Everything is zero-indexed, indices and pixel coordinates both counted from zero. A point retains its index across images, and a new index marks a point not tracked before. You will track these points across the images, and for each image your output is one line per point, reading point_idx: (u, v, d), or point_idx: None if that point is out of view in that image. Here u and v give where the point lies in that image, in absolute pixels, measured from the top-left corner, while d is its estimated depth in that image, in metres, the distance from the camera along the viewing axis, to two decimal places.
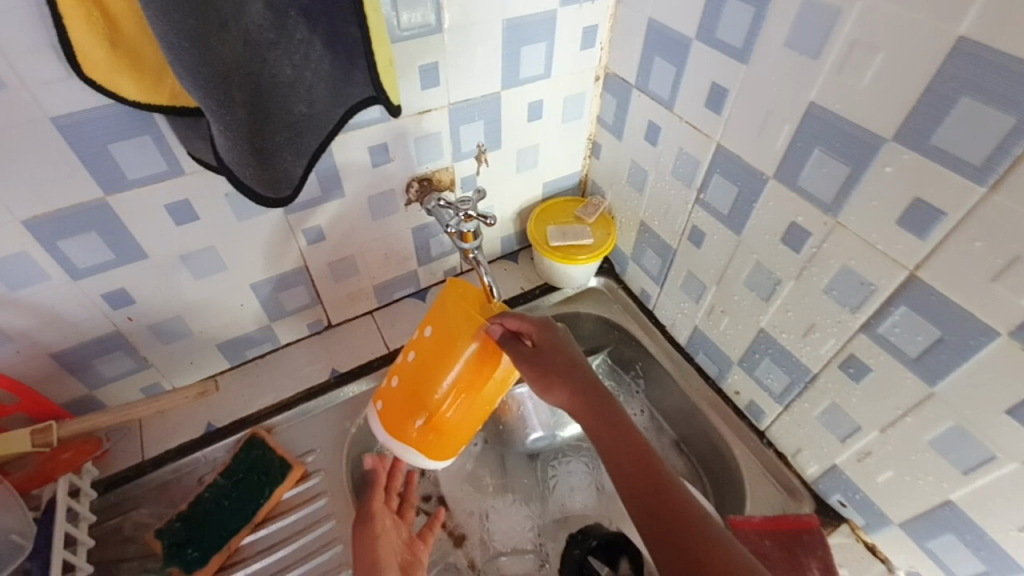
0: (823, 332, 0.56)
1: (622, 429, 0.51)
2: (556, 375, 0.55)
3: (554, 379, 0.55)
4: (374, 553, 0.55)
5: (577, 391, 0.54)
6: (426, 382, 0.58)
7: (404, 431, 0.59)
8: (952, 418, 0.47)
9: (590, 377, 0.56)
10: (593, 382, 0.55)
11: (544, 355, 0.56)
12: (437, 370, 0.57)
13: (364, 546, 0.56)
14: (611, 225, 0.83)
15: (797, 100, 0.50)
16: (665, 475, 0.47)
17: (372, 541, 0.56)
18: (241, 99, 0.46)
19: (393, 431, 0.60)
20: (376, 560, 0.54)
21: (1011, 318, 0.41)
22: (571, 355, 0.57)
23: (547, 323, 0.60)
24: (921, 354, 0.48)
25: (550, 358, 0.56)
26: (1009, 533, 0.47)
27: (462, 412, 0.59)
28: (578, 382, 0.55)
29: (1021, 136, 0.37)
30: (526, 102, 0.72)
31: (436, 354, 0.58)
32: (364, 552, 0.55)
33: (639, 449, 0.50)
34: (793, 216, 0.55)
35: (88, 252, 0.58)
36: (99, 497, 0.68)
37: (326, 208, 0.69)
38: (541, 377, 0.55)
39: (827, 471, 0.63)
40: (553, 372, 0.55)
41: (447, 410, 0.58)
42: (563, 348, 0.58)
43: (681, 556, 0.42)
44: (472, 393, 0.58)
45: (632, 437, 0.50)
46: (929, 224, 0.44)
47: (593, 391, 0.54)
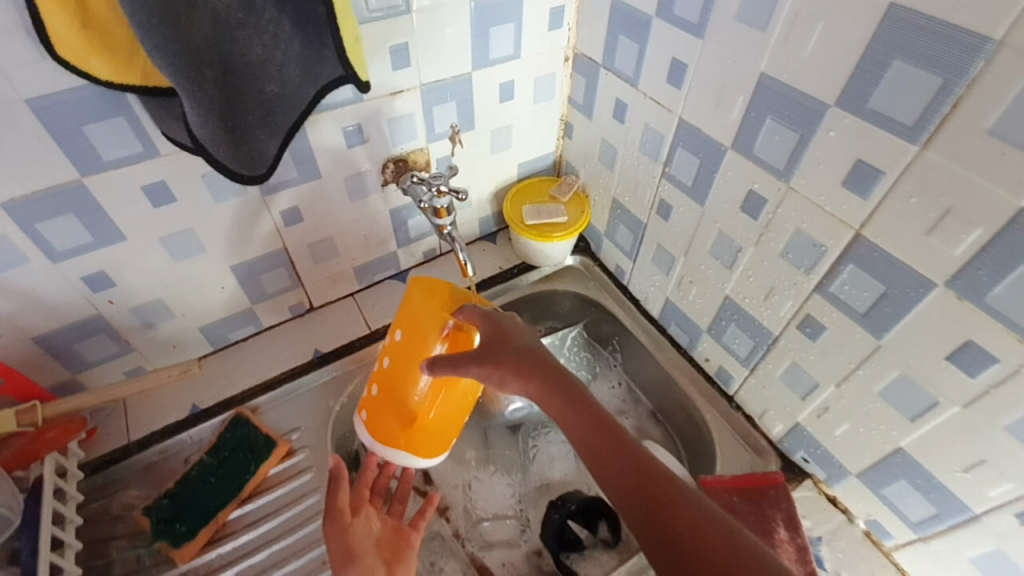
0: (782, 295, 0.59)
1: (585, 411, 0.50)
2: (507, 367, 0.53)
3: (505, 371, 0.53)
4: (346, 546, 0.55)
5: (530, 380, 0.52)
6: (402, 385, 0.60)
7: (391, 435, 0.62)
8: (897, 368, 0.50)
9: (543, 359, 0.54)
10: (548, 366, 0.53)
11: (492, 349, 0.54)
12: (411, 374, 0.59)
13: (339, 538, 0.56)
14: (585, 203, 0.85)
15: (749, 71, 0.52)
16: (635, 450, 0.48)
17: (342, 535, 0.56)
18: (213, 78, 0.47)
19: (380, 435, 0.63)
20: (351, 551, 0.54)
21: (945, 268, 0.44)
22: (521, 341, 0.55)
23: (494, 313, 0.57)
24: (869, 309, 0.51)
25: (498, 351, 0.54)
26: (955, 475, 0.50)
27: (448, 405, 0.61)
28: (532, 369, 0.53)
29: (948, 95, 0.39)
30: (497, 82, 0.73)
31: (408, 358, 0.59)
32: (336, 547, 0.55)
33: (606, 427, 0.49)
34: (750, 184, 0.57)
35: (67, 235, 0.59)
36: (85, 480, 0.69)
37: (303, 190, 0.70)
38: (491, 373, 0.53)
39: (791, 429, 0.66)
40: (504, 364, 0.53)
41: (428, 408, 0.60)
42: (512, 335, 0.55)
43: (661, 527, 0.43)
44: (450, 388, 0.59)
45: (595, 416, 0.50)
46: (871, 183, 0.46)
47: (549, 373, 0.52)
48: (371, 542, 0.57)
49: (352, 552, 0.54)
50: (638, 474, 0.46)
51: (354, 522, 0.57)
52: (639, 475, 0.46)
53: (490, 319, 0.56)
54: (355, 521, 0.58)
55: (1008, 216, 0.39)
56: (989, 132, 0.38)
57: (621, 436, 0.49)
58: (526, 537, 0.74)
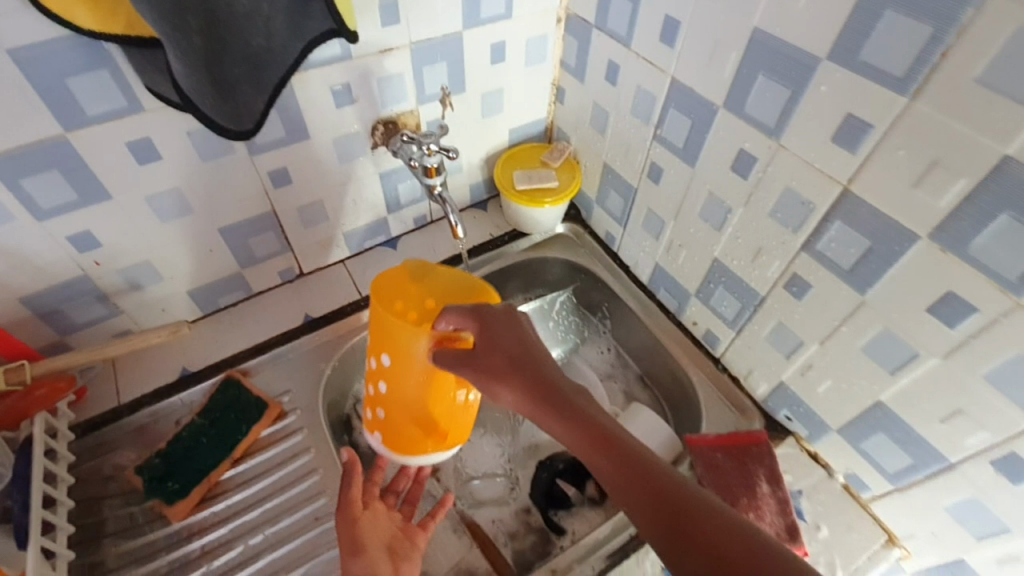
0: (769, 255, 0.60)
1: (587, 426, 0.46)
2: (498, 374, 0.50)
3: (496, 380, 0.50)
4: (356, 536, 0.56)
5: (522, 387, 0.49)
6: (406, 398, 0.60)
7: (406, 442, 0.64)
8: (880, 323, 0.52)
9: (535, 365, 0.50)
10: (546, 376, 0.50)
11: (483, 355, 0.51)
12: (409, 387, 0.59)
13: (348, 530, 0.56)
14: (576, 169, 0.85)
15: (741, 27, 0.52)
16: (639, 459, 0.44)
17: (353, 525, 0.57)
18: (198, 27, 0.46)
19: (399, 441, 0.65)
20: (361, 543, 0.55)
21: (929, 221, 0.45)
22: (516, 346, 0.51)
23: (484, 309, 0.53)
24: (854, 266, 0.52)
25: (489, 358, 0.51)
26: (933, 425, 0.52)
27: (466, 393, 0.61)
28: (524, 377, 0.49)
29: (938, 44, 0.39)
30: (489, 43, 0.72)
31: (400, 375, 0.58)
32: (346, 536, 0.56)
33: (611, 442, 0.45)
34: (741, 143, 0.57)
35: (52, 191, 0.58)
36: (77, 441, 0.69)
37: (291, 150, 0.69)
38: (485, 381, 0.50)
39: (775, 389, 0.67)
40: (495, 372, 0.50)
41: (439, 408, 0.60)
42: (505, 339, 0.51)
43: (670, 534, 0.41)
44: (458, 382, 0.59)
45: (599, 429, 0.46)
46: (859, 138, 0.47)
47: (540, 381, 0.49)
48: (379, 538, 0.57)
49: (362, 544, 0.55)
50: (648, 495, 0.43)
51: (365, 517, 0.58)
52: (649, 496, 0.43)
53: (479, 320, 0.52)
54: (366, 516, 0.59)
55: (992, 164, 0.40)
56: (977, 81, 0.38)
57: (628, 452, 0.45)
58: (515, 496, 0.75)
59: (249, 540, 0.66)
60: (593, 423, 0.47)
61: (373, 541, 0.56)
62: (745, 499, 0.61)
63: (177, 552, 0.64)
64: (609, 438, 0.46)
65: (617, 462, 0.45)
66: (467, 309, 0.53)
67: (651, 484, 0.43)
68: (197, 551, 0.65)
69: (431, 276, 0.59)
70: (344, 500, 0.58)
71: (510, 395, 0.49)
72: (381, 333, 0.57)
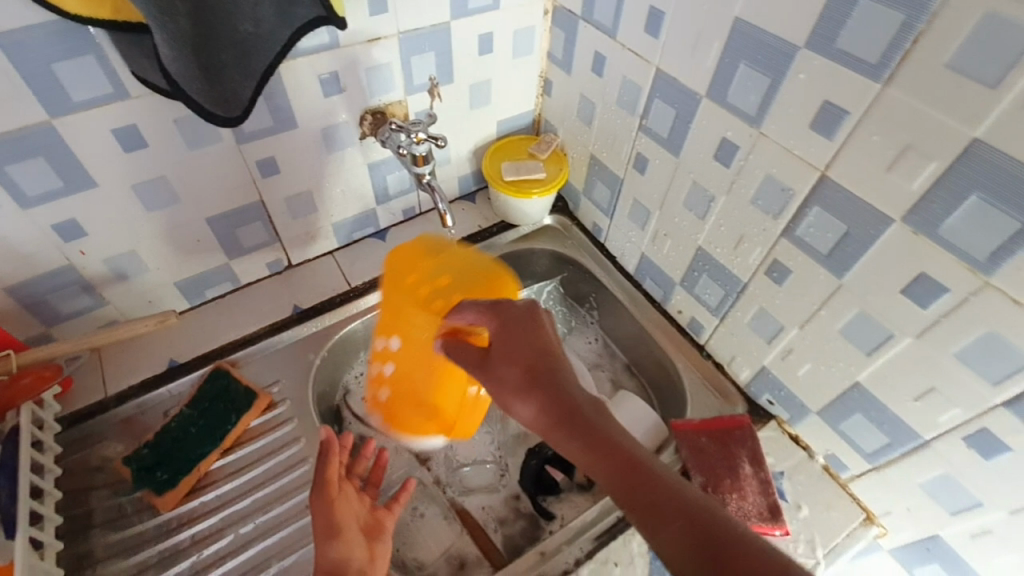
0: (751, 242, 0.61)
1: (610, 451, 0.42)
2: (515, 387, 0.46)
3: (513, 393, 0.46)
4: (331, 518, 0.56)
5: (543, 407, 0.44)
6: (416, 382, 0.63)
7: (412, 427, 0.68)
8: (857, 306, 0.53)
9: (558, 381, 0.45)
10: (567, 391, 0.45)
11: (498, 360, 0.48)
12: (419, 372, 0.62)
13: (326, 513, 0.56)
14: (563, 161, 0.86)
15: (723, 17, 0.53)
16: (678, 498, 0.39)
17: (329, 507, 0.57)
18: (185, 10, 0.46)
19: (401, 412, 0.67)
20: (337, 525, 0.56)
21: (902, 205, 0.46)
22: (536, 353, 0.47)
23: (506, 308, 0.50)
24: (831, 250, 0.53)
25: (505, 364, 0.47)
26: (906, 404, 0.53)
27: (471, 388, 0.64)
28: (546, 394, 0.45)
29: (910, 31, 0.41)
30: (476, 34, 0.73)
31: (411, 347, 0.62)
32: (321, 520, 0.56)
33: (636, 467, 0.41)
34: (724, 132, 0.58)
35: (37, 179, 0.58)
36: (62, 433, 0.69)
37: (279, 139, 0.70)
38: (502, 394, 0.47)
39: (757, 374, 0.69)
40: (512, 383, 0.46)
41: (445, 398, 0.64)
42: (525, 344, 0.48)
43: None
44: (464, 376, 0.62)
45: (625, 456, 0.41)
46: (836, 124, 0.48)
47: (562, 401, 0.44)
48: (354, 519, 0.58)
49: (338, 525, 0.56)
50: (681, 529, 0.37)
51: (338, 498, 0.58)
52: (686, 533, 0.37)
53: (500, 318, 0.49)
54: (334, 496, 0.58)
55: (961, 148, 0.41)
56: (947, 66, 0.40)
57: (657, 481, 0.40)
58: (504, 483, 0.76)
59: (239, 528, 0.66)
60: (621, 447, 0.42)
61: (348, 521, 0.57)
62: (729, 481, 0.63)
63: (167, 542, 0.64)
64: (634, 465, 0.41)
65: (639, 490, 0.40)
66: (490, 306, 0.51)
67: (687, 519, 0.38)
68: (187, 540, 0.65)
69: (448, 254, 0.64)
70: (319, 482, 0.59)
71: (528, 411, 0.45)
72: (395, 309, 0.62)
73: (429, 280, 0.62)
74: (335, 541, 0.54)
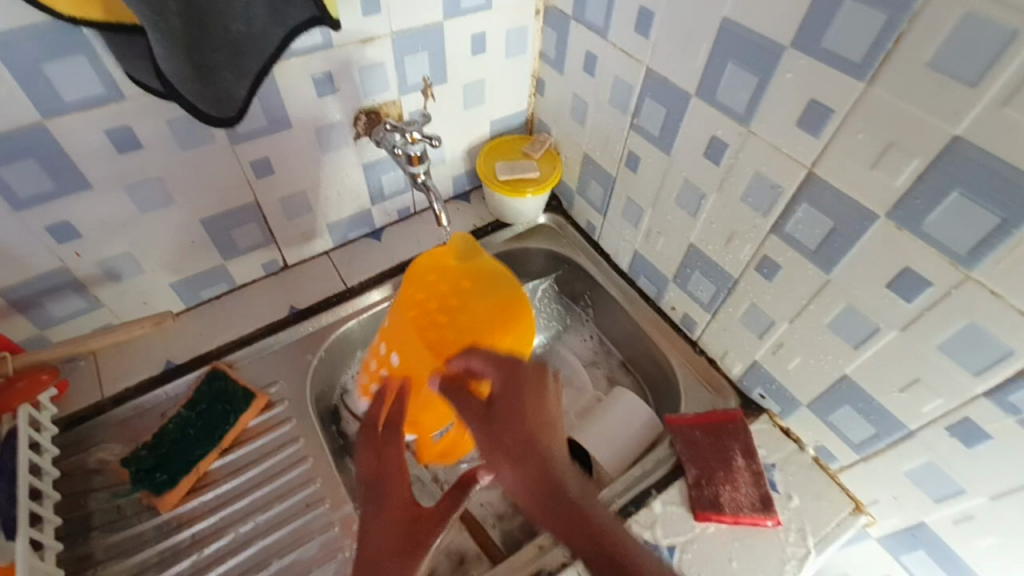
0: (741, 239, 0.62)
1: (583, 525, 0.42)
2: (503, 452, 0.46)
3: (500, 457, 0.45)
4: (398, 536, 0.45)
5: (530, 477, 0.44)
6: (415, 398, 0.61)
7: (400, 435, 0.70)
8: (844, 299, 0.54)
9: (552, 454, 0.45)
10: (558, 470, 0.44)
11: (495, 413, 0.48)
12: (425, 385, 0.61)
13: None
14: (557, 160, 0.87)
15: (712, 17, 0.54)
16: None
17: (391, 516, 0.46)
18: (177, 10, 0.46)
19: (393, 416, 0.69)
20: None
21: (887, 201, 0.47)
22: (535, 418, 0.47)
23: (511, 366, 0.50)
24: (819, 246, 0.54)
25: (500, 423, 0.47)
26: (893, 395, 0.55)
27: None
28: (535, 466, 0.44)
29: (892, 31, 0.42)
30: (469, 34, 0.73)
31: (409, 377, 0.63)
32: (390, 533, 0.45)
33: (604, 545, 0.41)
34: (714, 130, 0.59)
35: (30, 180, 0.58)
36: (60, 435, 0.69)
37: (273, 140, 0.70)
38: (489, 456, 0.46)
39: (749, 368, 0.70)
40: (501, 447, 0.46)
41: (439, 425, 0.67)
42: (525, 406, 0.47)
43: None
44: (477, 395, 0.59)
45: (593, 529, 0.41)
46: (822, 122, 0.49)
47: (548, 475, 0.44)
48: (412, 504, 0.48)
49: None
50: None
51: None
52: None
53: (502, 375, 0.50)
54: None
55: (943, 144, 0.42)
56: (929, 65, 0.41)
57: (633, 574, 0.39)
58: None
59: (239, 527, 0.66)
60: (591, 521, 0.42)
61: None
62: (722, 473, 0.64)
63: (166, 542, 0.64)
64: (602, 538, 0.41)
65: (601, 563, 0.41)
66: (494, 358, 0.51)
67: None
68: (187, 540, 0.65)
69: (477, 261, 0.67)
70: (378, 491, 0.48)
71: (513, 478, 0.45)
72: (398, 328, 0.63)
73: (452, 282, 0.65)
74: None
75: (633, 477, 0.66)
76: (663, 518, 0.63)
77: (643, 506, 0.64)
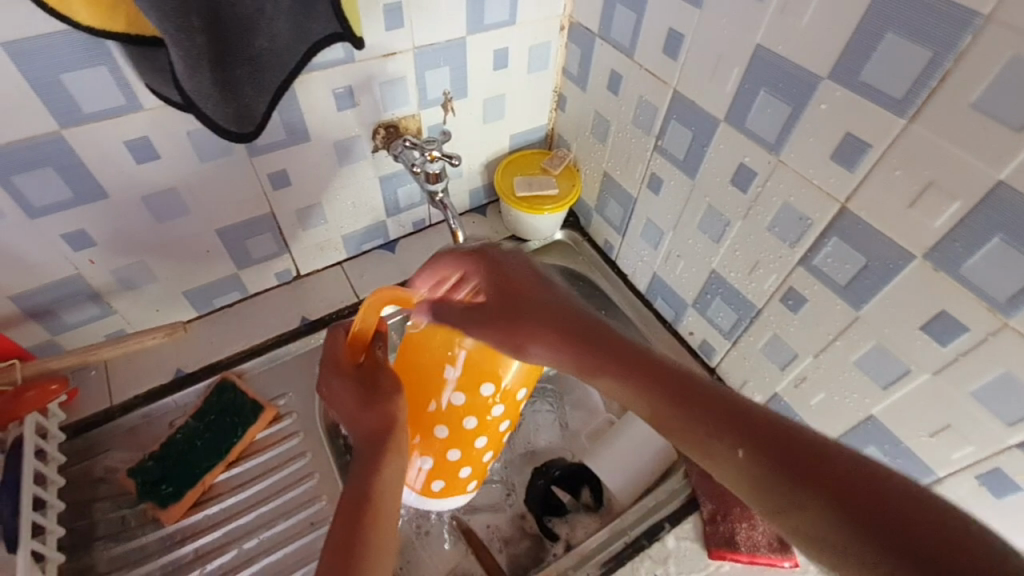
0: (766, 269, 0.60)
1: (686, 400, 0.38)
2: (525, 320, 0.48)
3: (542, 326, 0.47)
4: (354, 397, 0.53)
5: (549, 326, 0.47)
6: (415, 386, 0.62)
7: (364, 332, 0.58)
8: (874, 338, 0.53)
9: (558, 303, 0.49)
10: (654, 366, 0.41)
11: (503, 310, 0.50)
12: (453, 386, 0.60)
13: (372, 425, 0.51)
14: (576, 176, 0.85)
15: (745, 42, 0.52)
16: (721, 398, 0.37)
17: (339, 387, 0.55)
18: (201, 26, 0.45)
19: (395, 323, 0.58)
20: (372, 501, 0.45)
21: (924, 241, 0.45)
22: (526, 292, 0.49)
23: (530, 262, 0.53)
24: (849, 282, 0.52)
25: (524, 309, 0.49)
26: (922, 439, 0.53)
27: (467, 487, 0.66)
28: (558, 314, 0.47)
29: (936, 69, 0.40)
30: (491, 49, 0.72)
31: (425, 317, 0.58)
32: (345, 401, 0.54)
33: (868, 483, 0.31)
34: (742, 157, 0.58)
35: (45, 188, 0.58)
36: (66, 442, 0.69)
37: (292, 152, 0.69)
38: (516, 340, 0.48)
39: (768, 400, 0.68)
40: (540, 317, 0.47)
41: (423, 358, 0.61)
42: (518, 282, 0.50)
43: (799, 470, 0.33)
44: (469, 458, 0.63)
45: (860, 474, 0.31)
46: (857, 157, 0.47)
47: (587, 326, 0.46)
48: (354, 397, 0.53)
49: (387, 430, 0.51)
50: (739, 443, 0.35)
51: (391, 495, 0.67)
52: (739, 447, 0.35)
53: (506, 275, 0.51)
54: (377, 404, 0.52)
55: (985, 188, 0.41)
56: (973, 106, 0.39)
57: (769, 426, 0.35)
58: (510, 501, 0.73)
59: (245, 543, 0.65)
60: (850, 469, 0.32)
61: (390, 508, 0.45)
62: (738, 509, 0.64)
63: (170, 556, 0.64)
64: (852, 491, 0.31)
65: (815, 464, 0.32)
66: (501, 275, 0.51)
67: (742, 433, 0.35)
68: (191, 554, 0.64)
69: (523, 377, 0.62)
70: (330, 359, 0.57)
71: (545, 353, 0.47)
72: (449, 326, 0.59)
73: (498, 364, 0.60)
74: (367, 506, 0.44)
75: (647, 508, 0.66)
76: (676, 554, 0.64)
77: (655, 540, 0.64)
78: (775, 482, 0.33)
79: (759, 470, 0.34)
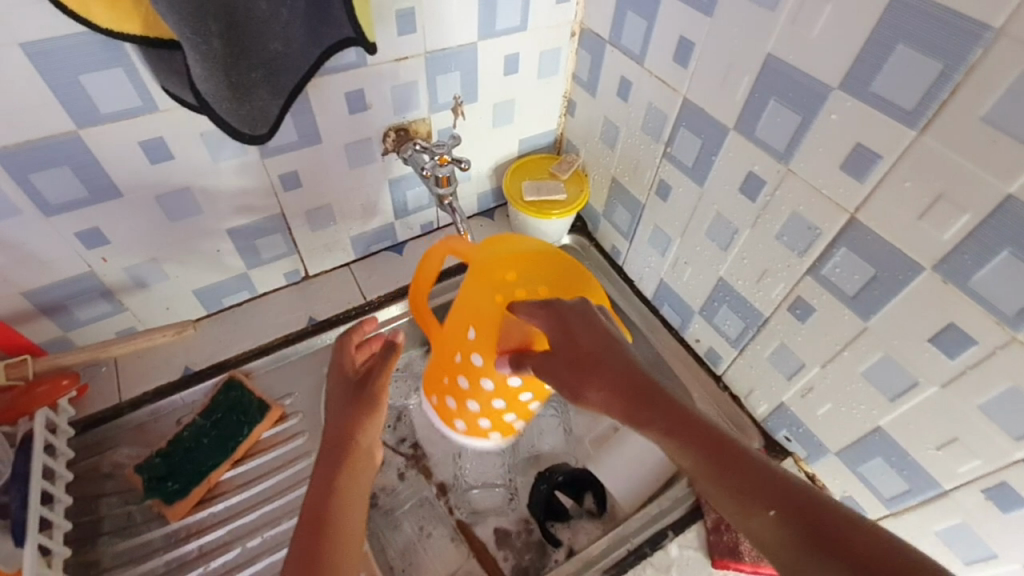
0: (774, 277, 0.60)
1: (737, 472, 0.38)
2: (589, 370, 0.46)
3: (600, 380, 0.45)
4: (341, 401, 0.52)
5: (611, 381, 0.45)
6: (449, 335, 0.62)
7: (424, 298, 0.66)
8: (881, 349, 0.52)
9: (626, 361, 0.46)
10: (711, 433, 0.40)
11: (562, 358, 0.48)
12: (473, 348, 0.58)
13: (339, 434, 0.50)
14: (584, 182, 0.85)
15: (755, 50, 0.52)
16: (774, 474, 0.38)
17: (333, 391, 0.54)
18: (218, 30, 0.45)
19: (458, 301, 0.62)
20: (329, 518, 0.45)
21: (934, 253, 0.45)
22: (590, 344, 0.47)
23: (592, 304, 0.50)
24: (857, 292, 0.52)
25: (587, 364, 0.46)
26: (928, 452, 0.53)
27: (492, 435, 0.67)
28: (616, 371, 0.45)
29: (947, 81, 0.40)
30: (502, 55, 0.73)
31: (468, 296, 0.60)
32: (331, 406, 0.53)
33: (902, 573, 0.31)
34: (751, 165, 0.58)
35: (60, 187, 0.58)
36: (76, 437, 0.69)
37: (303, 154, 0.70)
38: (573, 388, 0.47)
39: (775, 409, 0.68)
40: (603, 372, 0.45)
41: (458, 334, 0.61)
42: (581, 338, 0.48)
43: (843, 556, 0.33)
44: (489, 415, 0.63)
45: (900, 567, 0.31)
46: (867, 167, 0.47)
47: (640, 380, 0.44)
48: (341, 402, 0.52)
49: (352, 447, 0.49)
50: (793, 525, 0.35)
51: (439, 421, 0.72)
52: (789, 530, 0.35)
53: (569, 324, 0.49)
54: (350, 415, 0.51)
55: (995, 201, 0.40)
56: (984, 119, 0.39)
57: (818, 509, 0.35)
58: (514, 505, 0.72)
59: (248, 541, 0.66)
60: (886, 558, 0.32)
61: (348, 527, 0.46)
62: None
63: (175, 552, 0.64)
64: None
65: (868, 560, 0.32)
66: (567, 318, 0.49)
67: (798, 520, 0.35)
68: (195, 551, 0.65)
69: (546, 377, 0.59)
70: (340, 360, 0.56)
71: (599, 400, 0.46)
72: (482, 290, 0.58)
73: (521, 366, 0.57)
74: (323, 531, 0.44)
75: (651, 515, 0.66)
76: (679, 563, 0.64)
77: (657, 548, 0.64)
78: (802, 555, 0.34)
79: (790, 540, 0.35)
